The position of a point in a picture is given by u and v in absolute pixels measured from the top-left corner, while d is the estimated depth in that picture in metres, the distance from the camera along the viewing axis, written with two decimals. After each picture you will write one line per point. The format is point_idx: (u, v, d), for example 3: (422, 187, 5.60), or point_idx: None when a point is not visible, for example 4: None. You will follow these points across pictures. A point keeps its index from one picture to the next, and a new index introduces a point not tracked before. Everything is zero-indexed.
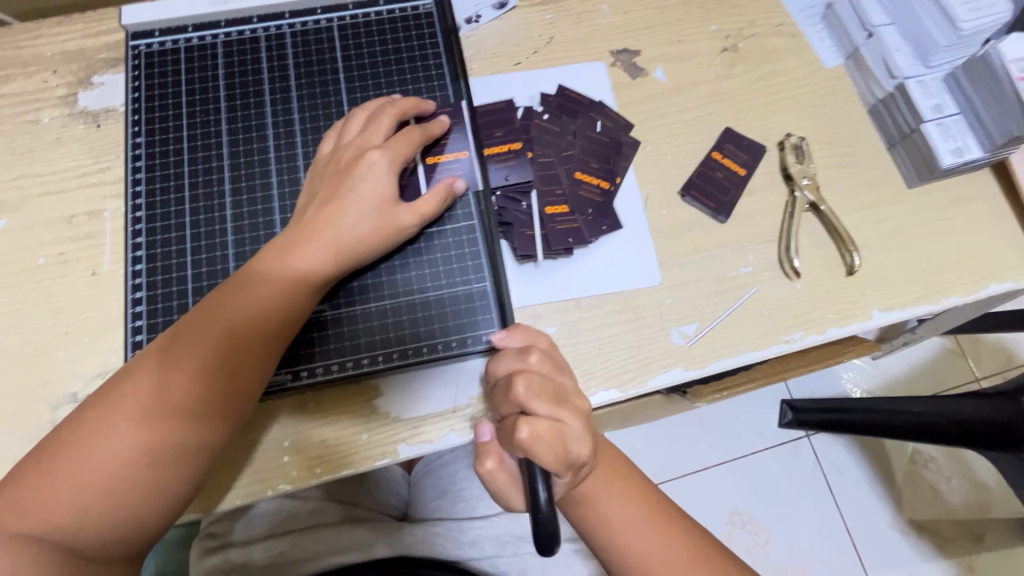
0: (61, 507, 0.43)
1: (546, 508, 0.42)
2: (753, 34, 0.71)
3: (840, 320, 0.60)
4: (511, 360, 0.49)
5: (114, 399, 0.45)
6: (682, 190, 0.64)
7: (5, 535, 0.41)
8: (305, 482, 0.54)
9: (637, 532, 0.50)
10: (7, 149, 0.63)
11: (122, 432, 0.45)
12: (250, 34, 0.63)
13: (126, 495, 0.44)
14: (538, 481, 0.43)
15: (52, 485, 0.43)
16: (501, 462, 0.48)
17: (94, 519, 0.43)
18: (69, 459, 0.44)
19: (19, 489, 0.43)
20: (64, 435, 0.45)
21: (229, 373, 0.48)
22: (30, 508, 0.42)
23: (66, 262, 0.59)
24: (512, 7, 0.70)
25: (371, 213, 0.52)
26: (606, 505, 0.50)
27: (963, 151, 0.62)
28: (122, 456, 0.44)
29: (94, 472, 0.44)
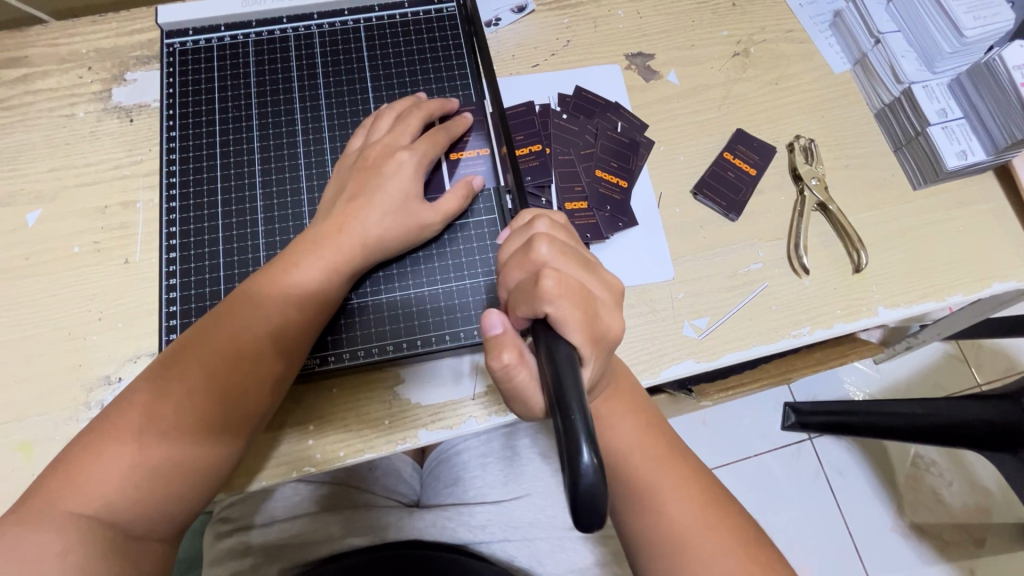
0: (101, 492, 0.44)
1: (593, 472, 0.33)
2: (763, 40, 0.73)
3: (847, 316, 0.62)
4: (520, 236, 0.46)
5: (155, 384, 0.48)
6: (694, 189, 0.66)
7: (53, 512, 0.43)
8: (330, 465, 0.56)
9: (647, 461, 0.50)
10: (44, 142, 0.65)
11: (163, 414, 0.47)
12: (281, 34, 0.66)
13: (167, 475, 0.46)
14: (582, 440, 0.33)
15: (93, 471, 0.44)
16: (521, 359, 0.42)
17: (137, 498, 0.45)
18: (112, 439, 0.45)
19: (65, 468, 0.45)
20: (103, 425, 0.46)
21: (263, 360, 0.50)
22: (75, 486, 0.44)
23: (100, 250, 0.62)
24: (531, 11, 0.72)
25: (398, 207, 0.55)
26: (618, 430, 0.51)
27: (967, 154, 0.64)
28: (163, 438, 0.46)
29: (136, 452, 0.45)
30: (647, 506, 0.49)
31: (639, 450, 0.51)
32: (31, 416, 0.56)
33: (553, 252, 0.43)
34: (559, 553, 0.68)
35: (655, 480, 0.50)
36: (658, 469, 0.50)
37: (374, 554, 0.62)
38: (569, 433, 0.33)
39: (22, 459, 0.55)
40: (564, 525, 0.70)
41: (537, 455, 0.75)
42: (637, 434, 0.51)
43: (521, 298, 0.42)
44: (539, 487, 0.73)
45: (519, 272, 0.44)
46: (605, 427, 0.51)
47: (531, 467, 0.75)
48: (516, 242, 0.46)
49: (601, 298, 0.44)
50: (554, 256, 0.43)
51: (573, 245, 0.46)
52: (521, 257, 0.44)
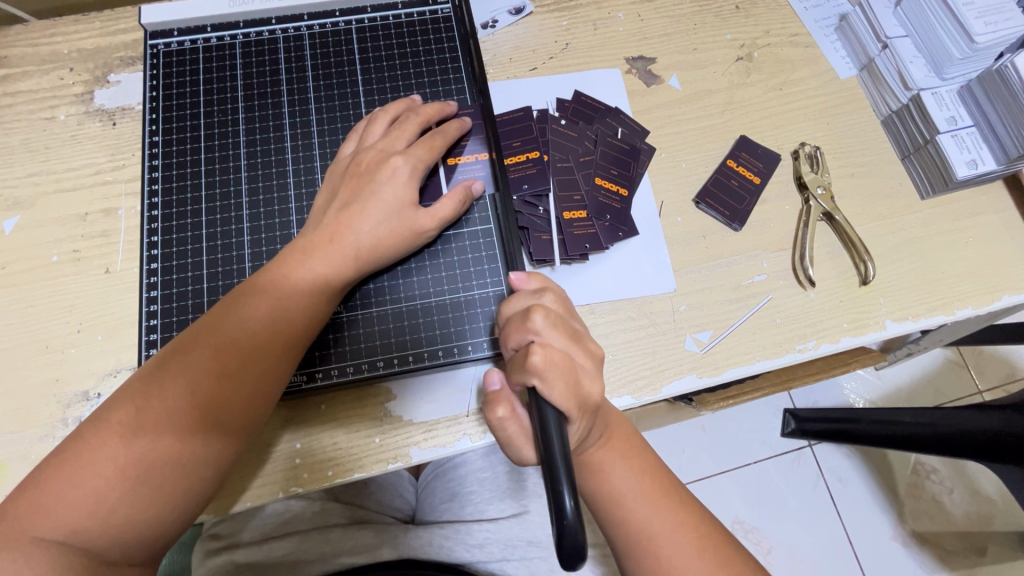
0: (74, 516, 0.42)
1: (575, 520, 0.37)
2: (767, 44, 0.71)
3: (854, 329, 0.60)
4: (523, 299, 0.49)
5: (134, 400, 0.45)
6: (696, 198, 0.64)
7: (22, 538, 0.40)
8: (317, 485, 0.53)
9: (650, 512, 0.48)
10: (22, 146, 0.63)
11: (140, 433, 0.44)
12: (269, 35, 0.63)
13: (145, 497, 0.44)
14: (565, 494, 0.38)
15: (65, 494, 0.42)
16: (513, 412, 0.46)
17: (112, 523, 0.43)
18: (86, 460, 0.43)
19: (36, 490, 0.42)
20: (78, 444, 0.44)
21: (248, 376, 0.48)
22: (46, 510, 0.42)
23: (80, 259, 0.59)
24: (528, 13, 0.70)
25: (391, 216, 0.52)
26: (616, 478, 0.49)
27: (977, 164, 0.62)
28: (139, 459, 0.44)
29: (112, 473, 0.43)
30: (651, 561, 0.47)
31: (642, 501, 0.48)
32: (5, 433, 0.54)
33: (546, 325, 0.46)
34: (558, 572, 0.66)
35: (658, 533, 0.47)
36: (662, 520, 0.48)
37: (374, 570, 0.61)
38: (555, 483, 0.38)
39: None
40: None
41: (536, 471, 0.75)
42: (639, 485, 0.49)
43: (515, 359, 0.46)
44: (537, 504, 0.71)
45: (514, 338, 0.47)
46: (602, 475, 0.49)
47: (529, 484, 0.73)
48: (519, 303, 0.49)
49: (586, 366, 0.46)
50: (545, 330, 0.46)
51: (566, 315, 0.48)
52: (514, 324, 0.47)
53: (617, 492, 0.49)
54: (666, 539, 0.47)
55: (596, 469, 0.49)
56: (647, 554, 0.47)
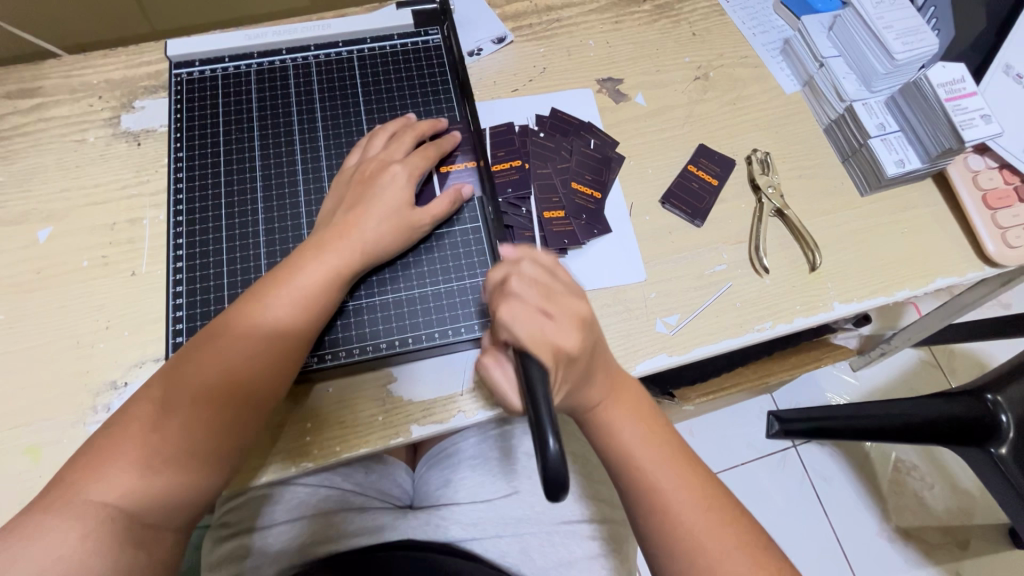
0: (117, 483, 0.47)
1: (558, 456, 0.41)
2: (721, 65, 0.81)
3: (806, 311, 0.68)
4: (504, 266, 0.55)
5: (172, 380, 0.51)
6: (662, 199, 0.72)
7: (76, 501, 0.46)
8: (327, 460, 0.59)
9: (656, 464, 0.54)
10: (55, 165, 0.70)
11: (176, 408, 0.50)
12: (280, 64, 0.71)
13: (181, 465, 0.49)
14: (548, 433, 0.42)
15: (111, 463, 0.47)
16: (498, 361, 0.55)
17: (153, 488, 0.48)
18: (130, 433, 0.49)
19: (85, 461, 0.48)
20: (123, 420, 0.50)
21: (272, 355, 0.54)
22: (95, 478, 0.47)
23: (108, 264, 0.65)
24: (509, 42, 0.79)
25: (393, 214, 0.60)
26: (625, 432, 0.56)
27: (904, 163, 0.70)
28: (177, 430, 0.49)
29: (154, 444, 0.49)
30: (659, 508, 0.53)
31: (650, 455, 0.55)
32: (40, 420, 0.59)
33: (522, 287, 0.52)
34: (548, 548, 0.71)
35: (663, 481, 0.54)
36: (665, 471, 0.54)
37: (383, 552, 0.65)
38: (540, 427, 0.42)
39: (30, 461, 0.57)
40: (554, 521, 0.73)
41: (525, 453, 0.80)
42: (646, 441, 0.55)
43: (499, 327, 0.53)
44: (531, 486, 0.76)
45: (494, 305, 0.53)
46: (613, 428, 0.56)
47: (522, 466, 0.78)
48: (500, 274, 0.55)
49: (554, 324, 0.51)
50: (519, 292, 0.52)
51: (545, 278, 0.53)
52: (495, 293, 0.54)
53: (626, 445, 0.55)
54: (670, 488, 0.53)
55: (607, 424, 0.56)
56: (654, 500, 0.53)
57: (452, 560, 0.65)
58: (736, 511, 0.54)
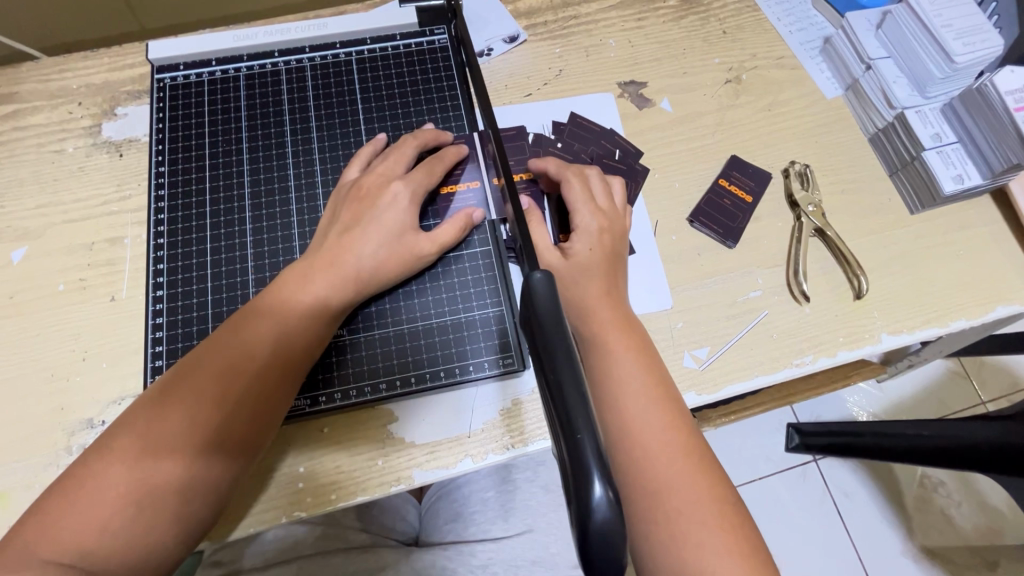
0: (79, 543, 0.42)
1: (608, 510, 0.26)
2: (754, 67, 0.73)
3: (850, 343, 0.61)
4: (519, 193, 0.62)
5: (138, 426, 0.45)
6: (690, 217, 0.65)
7: (32, 562, 0.41)
8: (321, 509, 0.53)
9: (645, 407, 0.50)
10: (31, 179, 0.65)
11: (142, 459, 0.44)
12: (272, 67, 0.65)
13: (154, 516, 0.44)
14: (593, 473, 0.26)
15: (73, 520, 0.42)
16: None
17: (117, 547, 0.43)
18: (94, 484, 0.43)
19: (45, 515, 0.43)
20: (86, 468, 0.44)
21: (251, 397, 0.48)
22: (56, 535, 0.42)
23: (86, 288, 0.60)
24: (522, 41, 0.73)
25: (391, 240, 0.54)
26: (619, 363, 0.52)
27: (963, 178, 0.63)
28: (146, 483, 0.44)
29: (120, 498, 0.43)
30: (635, 450, 0.49)
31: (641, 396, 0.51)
32: (10, 463, 0.54)
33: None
34: None
35: (648, 426, 0.50)
36: (652, 417, 0.50)
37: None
38: (578, 459, 0.27)
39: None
40: (569, 564, 0.67)
41: (539, 488, 0.74)
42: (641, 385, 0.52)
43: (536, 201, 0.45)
44: (542, 523, 0.70)
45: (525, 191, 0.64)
46: (607, 355, 0.53)
47: (532, 501, 0.73)
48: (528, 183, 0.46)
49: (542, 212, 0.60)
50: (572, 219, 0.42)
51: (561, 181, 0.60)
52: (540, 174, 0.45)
53: (619, 376, 0.52)
54: (652, 435, 0.49)
55: (602, 349, 0.53)
56: (631, 442, 0.49)
57: None
58: (716, 480, 0.49)
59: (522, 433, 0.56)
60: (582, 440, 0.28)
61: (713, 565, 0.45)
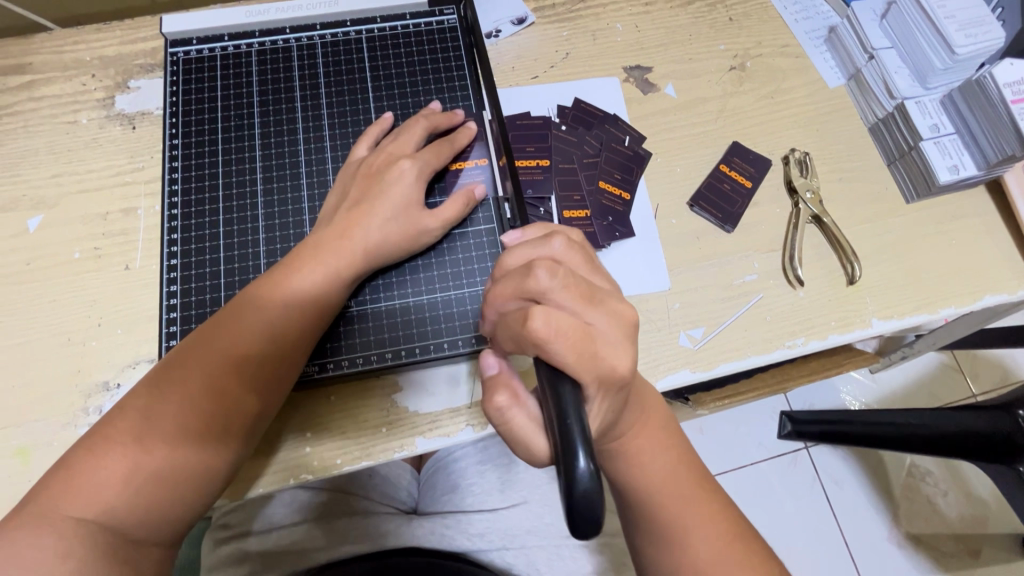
0: (100, 498, 0.44)
1: (589, 478, 0.33)
2: (759, 54, 0.74)
3: (841, 327, 0.63)
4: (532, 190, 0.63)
5: (155, 389, 0.47)
6: (691, 201, 0.67)
7: (55, 517, 0.43)
8: (327, 472, 0.56)
9: (674, 498, 0.50)
10: (46, 148, 0.66)
11: (159, 420, 0.46)
12: (283, 44, 0.66)
13: (173, 472, 0.46)
14: (578, 447, 0.34)
15: (92, 476, 0.44)
16: (516, 401, 0.42)
17: (136, 502, 0.45)
18: (113, 443, 0.45)
19: (65, 473, 0.44)
20: (105, 428, 0.46)
21: (264, 361, 0.50)
22: (75, 492, 0.44)
23: (101, 257, 0.62)
24: (531, 23, 0.73)
25: (400, 214, 0.56)
26: (650, 472, 0.50)
27: (959, 169, 0.65)
28: (163, 443, 0.46)
29: (139, 456, 0.45)
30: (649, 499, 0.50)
31: (666, 485, 0.50)
32: (30, 421, 0.56)
33: (553, 285, 0.41)
34: (556, 561, 0.68)
35: (684, 517, 0.49)
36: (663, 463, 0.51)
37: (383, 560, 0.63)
38: (566, 438, 0.34)
39: (19, 464, 0.55)
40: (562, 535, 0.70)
41: None
42: (663, 467, 0.51)
43: (512, 327, 0.42)
44: (538, 496, 0.73)
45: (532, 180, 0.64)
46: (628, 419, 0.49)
47: (531, 474, 0.75)
48: (517, 263, 0.44)
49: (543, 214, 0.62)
50: (551, 340, 0.39)
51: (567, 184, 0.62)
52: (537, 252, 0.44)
53: (649, 485, 0.50)
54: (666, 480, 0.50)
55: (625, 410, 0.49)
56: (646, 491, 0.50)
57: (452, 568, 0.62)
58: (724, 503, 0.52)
59: None
60: (571, 424, 0.35)
61: None
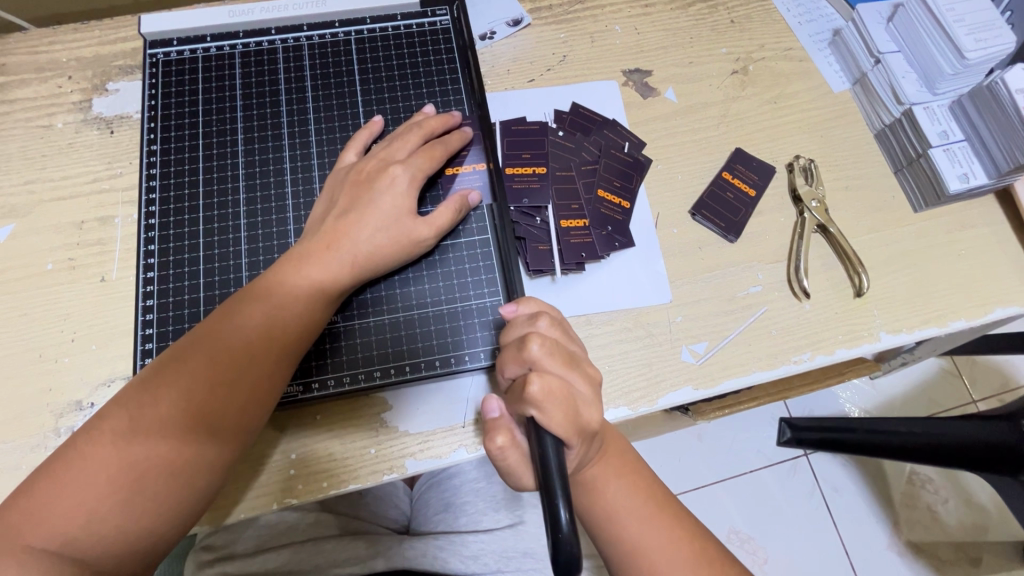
0: (66, 526, 0.41)
1: (569, 529, 0.38)
2: (762, 58, 0.72)
3: (848, 341, 0.61)
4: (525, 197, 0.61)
5: (127, 408, 0.45)
6: (693, 210, 0.64)
7: (15, 547, 0.40)
8: (312, 497, 0.53)
9: (636, 522, 0.49)
10: (18, 154, 0.63)
11: (129, 442, 0.44)
12: (269, 45, 0.64)
13: (145, 499, 0.43)
14: (558, 500, 0.39)
15: (59, 503, 0.41)
16: (512, 440, 0.45)
17: (104, 532, 0.42)
18: (82, 466, 0.43)
19: (28, 498, 0.42)
20: (74, 450, 0.43)
21: (244, 380, 0.47)
22: (40, 520, 0.41)
23: (75, 268, 0.59)
24: (527, 25, 0.71)
25: (389, 224, 0.53)
26: (612, 501, 0.50)
27: (969, 177, 0.62)
28: (135, 467, 0.43)
29: (109, 481, 0.43)
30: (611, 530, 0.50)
31: (626, 509, 0.50)
32: None
33: (543, 353, 0.46)
34: None
35: (646, 540, 0.49)
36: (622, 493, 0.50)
37: None
38: (548, 490, 0.39)
39: None
40: None
41: None
42: (623, 491, 0.51)
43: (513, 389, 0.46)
44: (534, 515, 0.71)
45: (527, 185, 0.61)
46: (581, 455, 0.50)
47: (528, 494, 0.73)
48: (516, 332, 0.49)
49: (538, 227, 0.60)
50: (541, 402, 0.43)
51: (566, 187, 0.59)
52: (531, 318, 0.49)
53: (608, 510, 0.50)
54: (629, 510, 0.50)
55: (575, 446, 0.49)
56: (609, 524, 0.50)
57: None
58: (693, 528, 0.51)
59: None
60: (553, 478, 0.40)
61: None
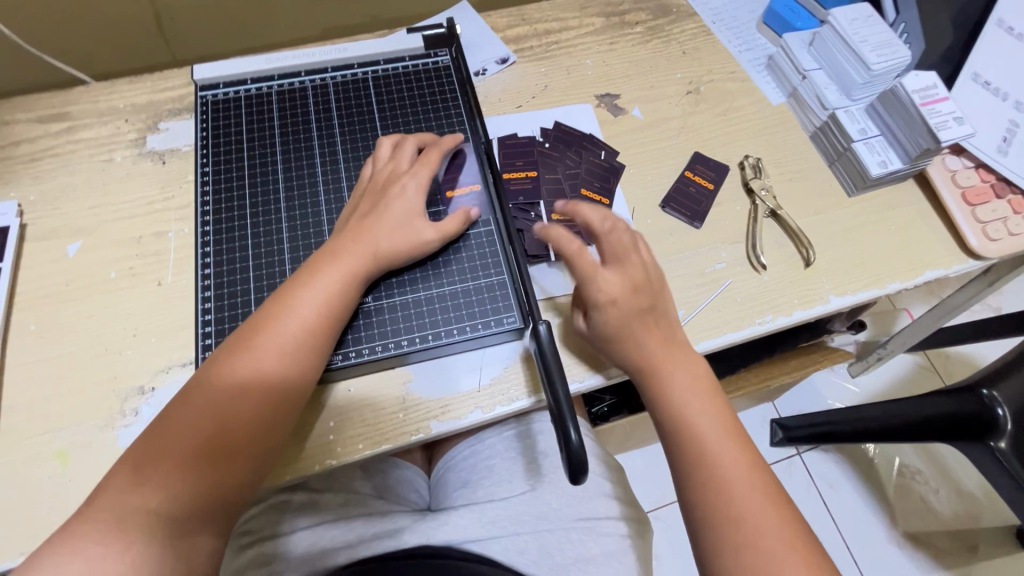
0: (154, 493, 0.49)
1: (579, 444, 0.50)
2: (711, 80, 0.86)
3: (803, 304, 0.71)
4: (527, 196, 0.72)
5: (195, 398, 0.53)
6: (662, 203, 0.76)
7: (115, 512, 0.47)
8: (350, 457, 0.60)
9: (705, 426, 0.57)
10: (84, 183, 0.73)
11: (196, 420, 0.52)
12: (300, 85, 0.76)
13: (218, 467, 0.51)
14: (568, 424, 0.51)
15: (147, 475, 0.49)
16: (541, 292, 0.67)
17: (188, 495, 0.50)
18: (159, 443, 0.51)
19: (122, 473, 0.50)
20: (156, 431, 0.52)
21: (291, 362, 0.56)
22: (132, 490, 0.49)
23: (136, 274, 0.68)
24: (512, 62, 0.85)
25: (405, 224, 0.63)
26: (683, 404, 0.58)
27: (887, 164, 0.75)
28: (205, 441, 0.51)
29: (188, 457, 0.51)
30: (684, 427, 0.58)
31: (697, 413, 0.58)
32: (70, 426, 0.60)
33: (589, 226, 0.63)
34: (567, 545, 0.71)
35: (712, 443, 0.56)
36: (694, 400, 0.59)
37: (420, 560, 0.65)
38: (561, 420, 0.52)
39: (60, 466, 0.58)
40: (571, 518, 0.74)
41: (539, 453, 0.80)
42: (695, 398, 0.59)
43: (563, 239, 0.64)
44: (544, 484, 0.76)
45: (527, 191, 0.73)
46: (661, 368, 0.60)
47: (538, 465, 0.79)
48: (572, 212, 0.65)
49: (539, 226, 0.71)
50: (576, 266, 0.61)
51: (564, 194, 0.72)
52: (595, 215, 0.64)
53: (681, 411, 0.58)
54: (699, 416, 0.58)
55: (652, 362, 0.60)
56: (681, 425, 0.58)
57: (472, 564, 0.65)
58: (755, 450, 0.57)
59: (527, 386, 0.64)
60: (564, 411, 0.52)
61: (761, 521, 0.52)
